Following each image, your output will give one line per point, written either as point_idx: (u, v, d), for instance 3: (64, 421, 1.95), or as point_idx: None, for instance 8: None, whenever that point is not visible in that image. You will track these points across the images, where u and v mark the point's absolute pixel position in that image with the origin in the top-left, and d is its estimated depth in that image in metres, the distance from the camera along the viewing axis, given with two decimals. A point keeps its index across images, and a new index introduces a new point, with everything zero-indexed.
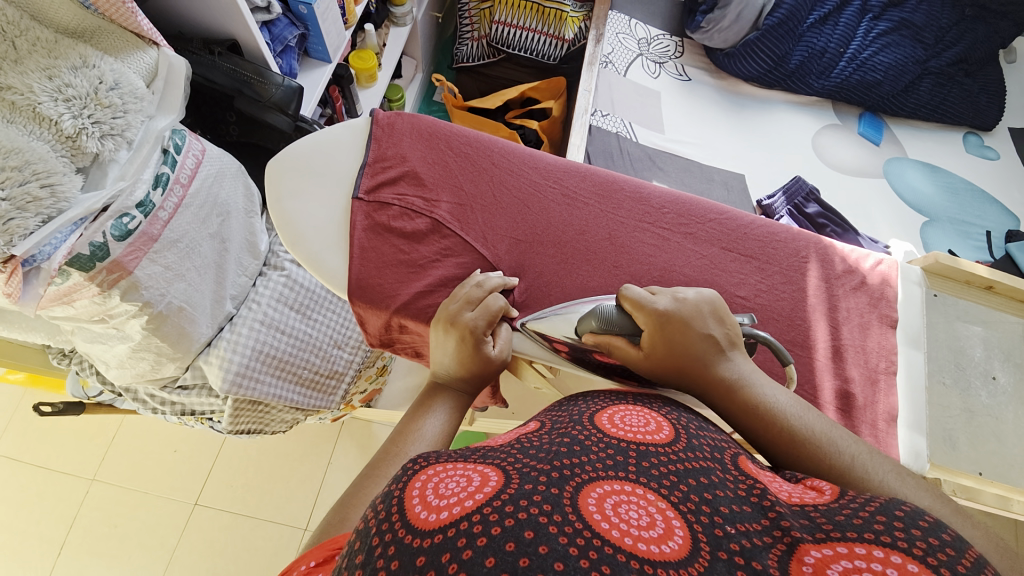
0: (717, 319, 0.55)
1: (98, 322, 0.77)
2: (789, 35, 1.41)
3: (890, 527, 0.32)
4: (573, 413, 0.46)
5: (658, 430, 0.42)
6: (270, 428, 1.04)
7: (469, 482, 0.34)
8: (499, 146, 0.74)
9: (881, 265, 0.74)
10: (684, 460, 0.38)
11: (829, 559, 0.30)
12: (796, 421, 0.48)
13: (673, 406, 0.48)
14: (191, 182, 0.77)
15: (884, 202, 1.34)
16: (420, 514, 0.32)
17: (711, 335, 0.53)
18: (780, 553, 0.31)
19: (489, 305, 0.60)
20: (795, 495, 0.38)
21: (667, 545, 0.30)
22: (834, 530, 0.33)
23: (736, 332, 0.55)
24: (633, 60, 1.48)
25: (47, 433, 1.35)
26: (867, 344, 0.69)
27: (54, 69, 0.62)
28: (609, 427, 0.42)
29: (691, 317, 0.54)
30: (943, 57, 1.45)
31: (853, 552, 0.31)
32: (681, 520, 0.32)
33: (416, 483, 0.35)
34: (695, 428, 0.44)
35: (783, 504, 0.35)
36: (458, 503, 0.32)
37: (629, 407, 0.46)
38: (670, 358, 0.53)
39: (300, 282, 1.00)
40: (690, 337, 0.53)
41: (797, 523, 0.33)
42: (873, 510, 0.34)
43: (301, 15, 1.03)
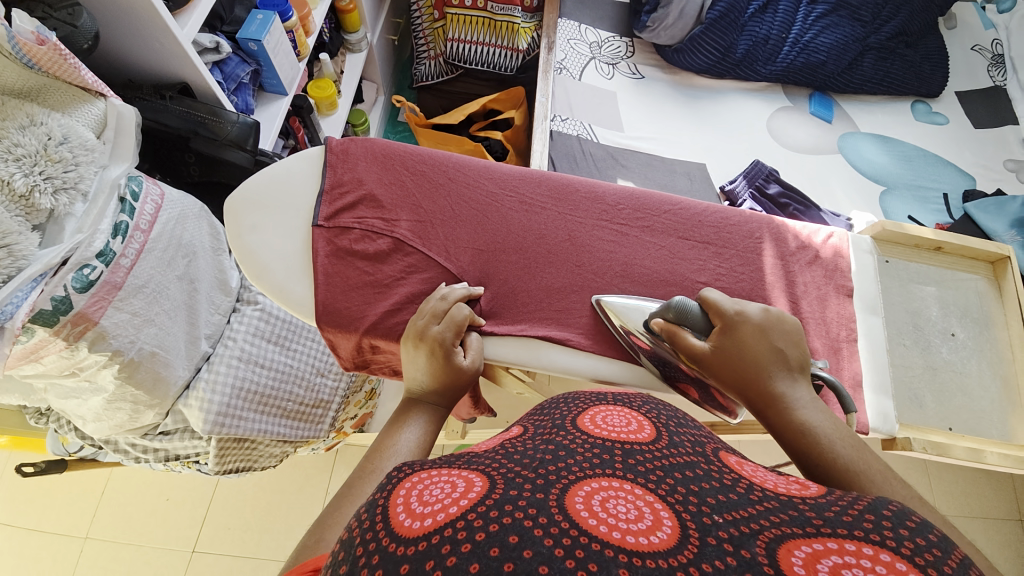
0: (795, 340, 0.58)
1: (69, 376, 0.76)
2: (731, 26, 1.46)
3: (879, 527, 0.31)
4: (555, 416, 0.46)
5: (639, 430, 0.43)
6: (259, 465, 1.03)
7: (453, 488, 0.35)
8: (454, 161, 0.76)
9: (832, 239, 0.77)
10: (669, 456, 0.39)
11: (821, 555, 0.29)
12: (846, 449, 0.47)
13: (651, 402, 0.49)
14: (152, 227, 0.77)
15: (841, 175, 1.39)
16: (404, 521, 0.32)
17: (783, 350, 0.56)
18: (768, 541, 0.31)
19: (455, 316, 0.61)
20: (781, 486, 0.39)
21: (656, 535, 0.31)
22: (825, 527, 0.32)
23: (806, 359, 0.57)
24: (587, 64, 1.51)
25: (33, 496, 1.32)
26: (826, 315, 0.72)
27: (1, 131, 0.61)
28: (593, 428, 0.43)
29: (768, 327, 0.57)
30: (882, 32, 1.50)
31: (844, 548, 0.30)
32: (669, 511, 0.33)
33: (400, 492, 0.35)
34: (675, 425, 0.45)
35: (771, 497, 0.36)
36: (442, 509, 0.32)
37: (610, 406, 0.47)
38: (738, 356, 0.56)
39: (275, 314, 1.00)
40: (763, 344, 0.56)
41: (787, 517, 0.33)
42: (861, 507, 0.33)
43: (252, 51, 1.05)
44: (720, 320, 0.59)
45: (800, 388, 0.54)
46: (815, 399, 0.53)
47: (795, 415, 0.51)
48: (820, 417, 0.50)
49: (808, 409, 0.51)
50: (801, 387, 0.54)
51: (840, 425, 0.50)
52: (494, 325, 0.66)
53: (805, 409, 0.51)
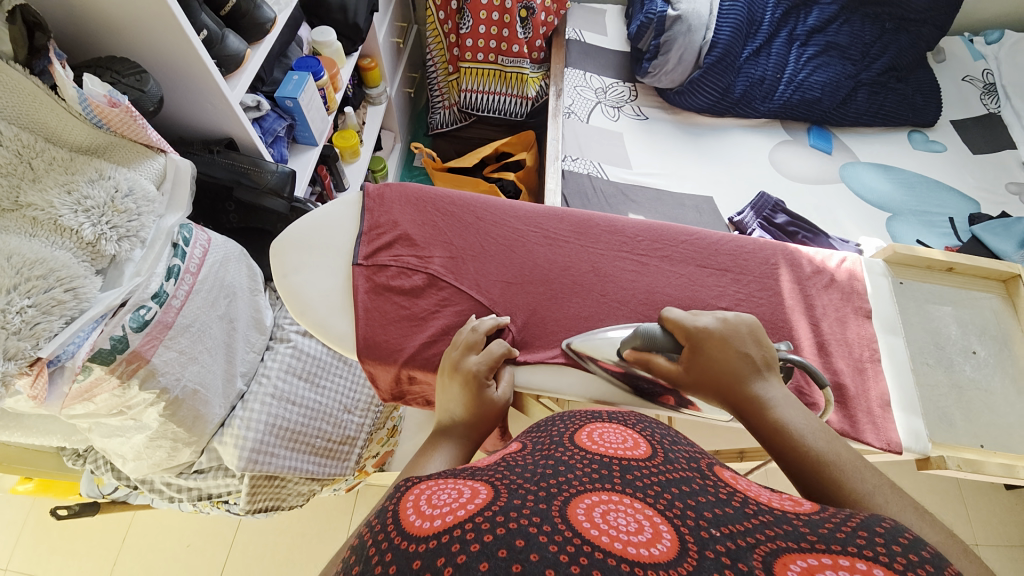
0: (756, 340, 0.62)
1: (116, 415, 0.79)
2: (729, 69, 1.55)
3: (872, 543, 0.33)
4: (553, 433, 0.49)
5: (635, 447, 0.46)
6: (286, 504, 1.04)
7: (460, 494, 0.37)
8: (481, 201, 0.81)
9: (847, 263, 0.80)
10: (665, 472, 0.42)
11: (815, 567, 0.31)
12: (821, 448, 0.53)
13: (645, 421, 0.52)
14: (200, 270, 0.82)
15: (847, 204, 1.43)
16: (414, 523, 0.35)
17: (751, 355, 0.60)
18: (765, 555, 0.32)
19: (491, 350, 0.65)
20: (775, 501, 0.41)
21: (656, 547, 0.33)
22: (820, 543, 0.34)
23: (774, 356, 0.62)
24: (594, 108, 1.61)
25: (56, 543, 1.31)
26: (848, 336, 0.74)
27: (72, 184, 0.67)
28: (590, 444, 0.46)
29: (730, 335, 0.61)
30: (872, 69, 1.59)
31: (837, 563, 0.31)
32: (667, 525, 0.35)
33: (409, 499, 0.38)
34: (670, 443, 0.48)
35: (766, 512, 0.38)
36: (450, 512, 0.35)
37: (606, 424, 0.50)
38: (711, 371, 0.60)
39: (306, 351, 1.04)
40: (730, 352, 0.60)
41: (781, 532, 0.35)
42: (854, 525, 0.35)
43: (288, 108, 1.14)
44: (687, 337, 0.62)
45: (771, 388, 0.59)
46: (788, 395, 0.59)
47: (771, 415, 0.56)
48: (794, 416, 0.56)
49: (783, 407, 0.57)
50: (773, 387, 0.59)
51: (813, 421, 0.56)
52: (527, 353, 0.70)
53: (780, 407, 0.57)
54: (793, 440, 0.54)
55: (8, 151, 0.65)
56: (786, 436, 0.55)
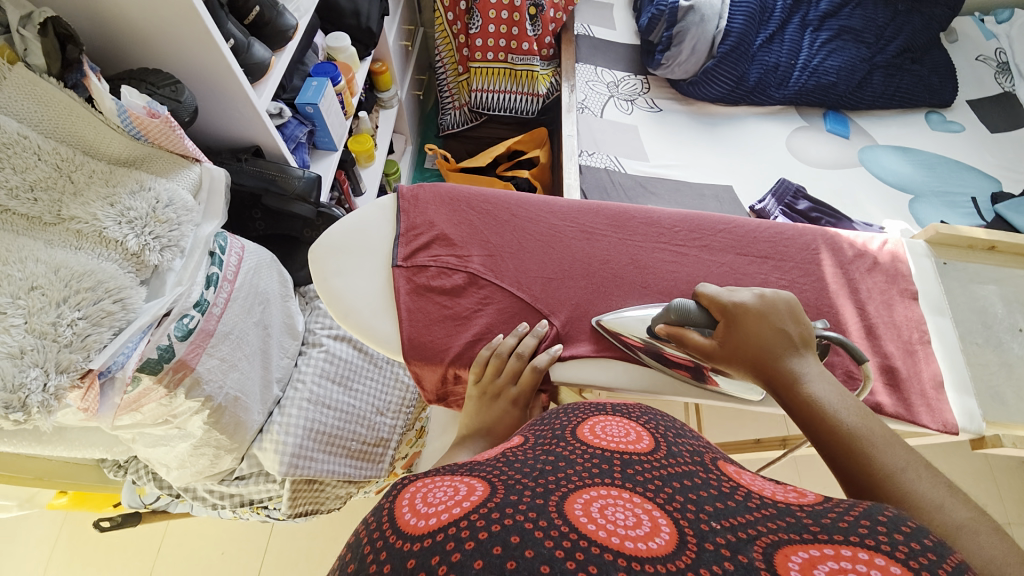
0: (794, 318, 0.60)
1: (161, 424, 0.79)
2: (742, 57, 1.54)
3: (874, 532, 0.33)
4: (556, 426, 0.49)
5: (638, 441, 0.46)
6: (325, 508, 1.04)
7: (456, 493, 0.37)
8: (515, 199, 0.81)
9: (887, 245, 0.79)
10: (667, 466, 0.42)
11: (817, 559, 0.31)
12: (853, 426, 0.51)
13: (651, 413, 0.52)
14: (236, 277, 0.82)
15: (869, 187, 1.42)
16: (410, 521, 0.35)
17: (789, 331, 0.59)
18: (766, 547, 0.32)
19: (532, 379, 0.66)
20: (779, 494, 0.40)
21: (654, 541, 0.33)
22: (821, 533, 0.34)
23: (811, 335, 0.60)
24: (607, 102, 1.60)
25: (95, 554, 1.32)
26: (895, 318, 0.73)
27: (114, 196, 0.66)
28: (591, 438, 0.46)
29: (768, 311, 0.60)
30: (888, 51, 1.57)
31: (841, 554, 0.31)
32: (667, 517, 0.35)
33: (405, 497, 0.38)
34: (673, 436, 0.48)
35: (769, 505, 0.38)
36: (445, 511, 0.35)
37: (609, 416, 0.50)
38: (745, 344, 0.59)
39: (339, 355, 1.04)
40: (768, 328, 0.59)
41: (784, 524, 0.35)
42: (858, 514, 0.35)
43: (308, 114, 1.14)
44: (724, 309, 0.62)
45: (807, 364, 0.57)
46: (823, 373, 0.57)
47: (802, 389, 0.55)
48: (829, 392, 0.54)
49: (817, 384, 0.55)
50: (810, 363, 0.58)
51: (847, 398, 0.54)
52: (569, 347, 0.70)
53: (813, 383, 0.55)
54: (822, 415, 0.53)
55: (48, 165, 0.64)
56: (816, 411, 0.54)
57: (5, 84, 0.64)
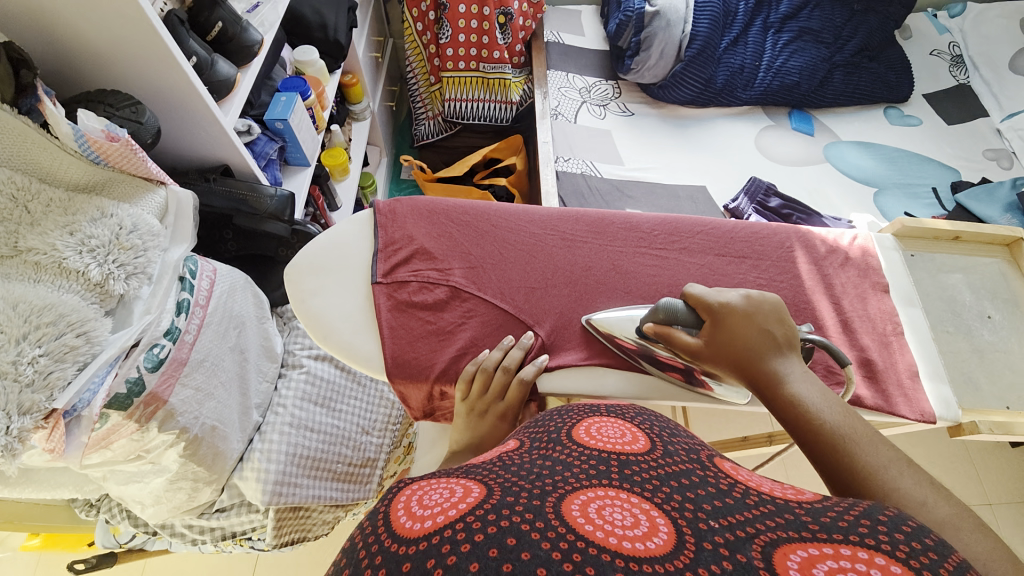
0: (779, 318, 0.61)
1: (133, 460, 0.76)
2: (709, 60, 1.58)
3: (873, 531, 0.33)
4: (552, 428, 0.48)
5: (635, 441, 0.45)
6: (312, 534, 1.01)
7: (452, 494, 0.37)
8: (494, 210, 0.81)
9: (858, 240, 0.82)
10: (665, 465, 0.42)
11: (816, 557, 0.31)
12: (836, 424, 0.51)
13: (646, 414, 0.52)
14: (209, 302, 0.79)
15: (835, 182, 1.47)
16: (405, 524, 0.34)
17: (770, 332, 0.59)
18: (764, 546, 0.32)
19: (518, 394, 0.66)
20: (778, 489, 0.41)
21: (653, 541, 0.32)
22: (821, 532, 0.34)
23: (795, 335, 0.61)
24: (580, 108, 1.62)
25: None
26: (870, 312, 0.76)
27: (74, 225, 0.63)
28: (588, 440, 0.45)
29: (754, 312, 0.61)
30: (846, 50, 1.63)
31: (839, 552, 0.31)
32: (664, 517, 0.35)
33: (399, 501, 0.37)
34: (669, 435, 0.47)
35: (766, 502, 0.38)
36: (441, 513, 0.34)
37: (604, 418, 0.50)
38: (729, 344, 0.60)
39: (320, 376, 1.01)
40: (753, 330, 0.60)
41: (782, 522, 0.35)
42: (855, 513, 0.35)
43: (278, 130, 1.12)
44: (709, 311, 0.62)
45: (791, 365, 0.58)
46: (807, 373, 0.58)
47: (785, 390, 0.55)
48: (812, 391, 0.55)
49: (800, 383, 0.56)
50: (793, 364, 0.58)
51: (830, 397, 0.54)
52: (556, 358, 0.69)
53: (795, 383, 0.56)
54: (805, 416, 0.53)
55: (3, 196, 0.61)
56: (799, 413, 0.54)
57: None
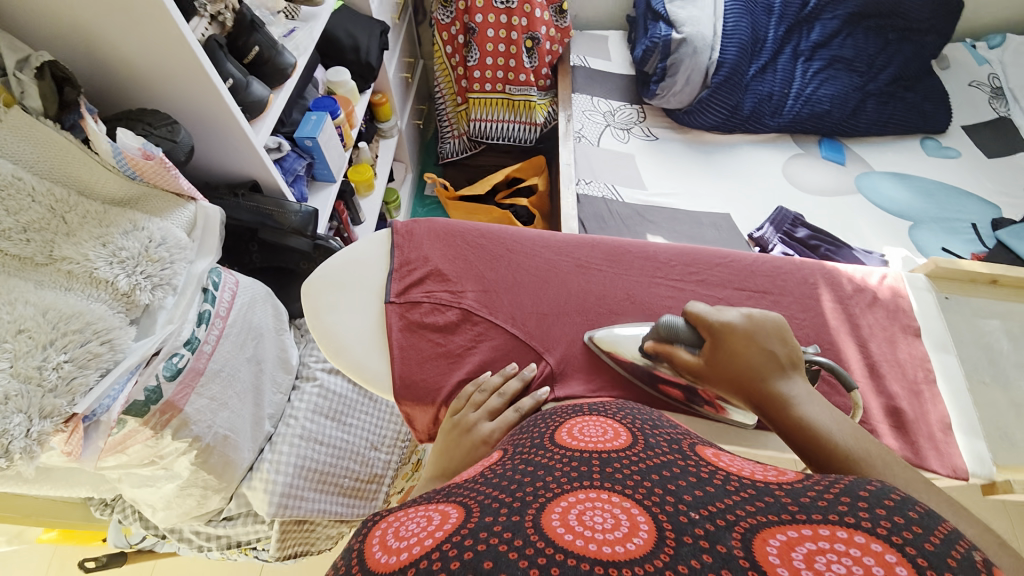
0: (781, 336, 0.58)
1: (147, 465, 0.77)
2: (737, 87, 1.56)
3: (854, 508, 0.33)
4: (534, 435, 0.52)
5: (615, 438, 0.48)
6: (315, 548, 1.02)
7: (429, 523, 0.37)
8: (510, 234, 0.81)
9: (887, 280, 0.79)
10: (645, 460, 0.43)
11: (795, 541, 0.32)
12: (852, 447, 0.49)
13: (626, 409, 0.57)
14: (230, 313, 0.81)
15: (867, 214, 1.42)
16: (379, 559, 0.34)
17: (773, 352, 0.57)
18: (744, 534, 0.33)
19: (507, 418, 0.62)
20: (758, 473, 0.41)
21: (632, 542, 0.33)
22: (800, 513, 0.34)
23: (798, 354, 0.58)
24: (603, 131, 1.62)
25: None
26: (899, 356, 0.72)
27: (107, 237, 0.66)
28: (570, 442, 0.48)
29: (754, 330, 0.58)
30: (879, 80, 1.59)
31: (818, 534, 0.32)
32: (645, 515, 0.35)
33: (375, 536, 0.38)
34: (649, 429, 0.50)
35: (748, 486, 0.38)
36: (416, 545, 0.34)
37: (588, 419, 0.54)
38: (733, 367, 0.57)
39: (333, 389, 1.02)
40: (754, 349, 0.57)
41: (761, 506, 0.35)
42: (837, 491, 0.35)
43: (307, 147, 1.16)
44: (708, 331, 0.60)
45: (796, 385, 0.55)
46: (812, 393, 0.55)
47: (795, 413, 0.53)
48: (821, 412, 0.52)
49: (809, 404, 0.53)
50: (797, 384, 0.55)
51: (840, 417, 0.52)
52: (562, 387, 0.68)
53: (804, 405, 0.53)
54: (820, 440, 0.50)
55: (42, 206, 0.64)
56: (815, 437, 0.51)
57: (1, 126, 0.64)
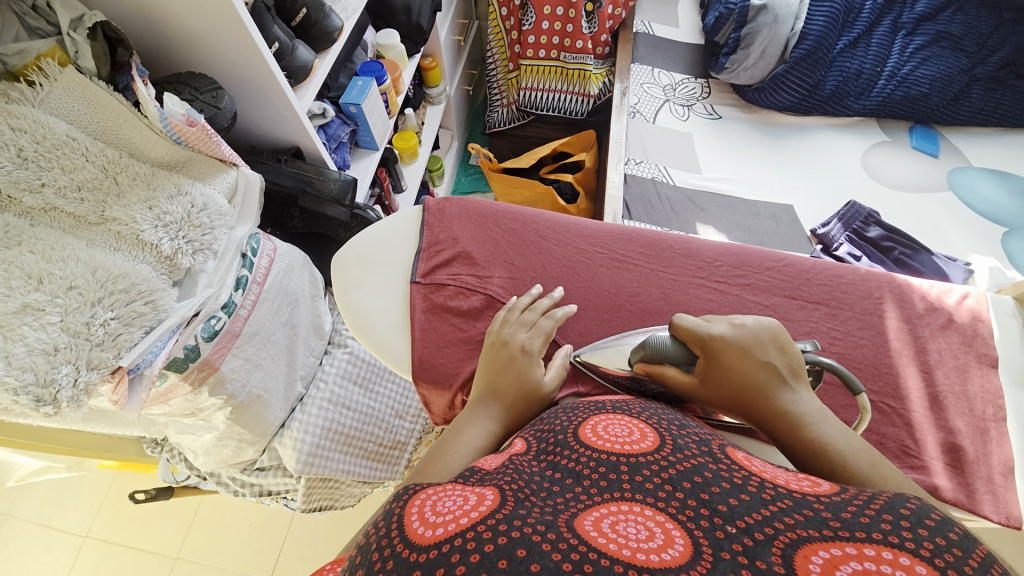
0: (779, 347, 0.54)
1: (188, 415, 0.83)
2: (819, 63, 1.39)
3: (896, 527, 0.30)
4: (557, 429, 0.48)
5: (642, 439, 0.43)
6: (339, 503, 1.08)
7: (465, 501, 0.36)
8: (544, 219, 0.77)
9: (968, 300, 0.69)
10: (677, 463, 0.39)
11: (838, 560, 0.29)
12: (868, 469, 0.46)
13: (651, 409, 0.52)
14: (266, 279, 0.83)
15: (956, 216, 1.25)
16: (417, 532, 0.34)
17: (774, 364, 0.52)
18: (785, 550, 0.30)
19: (543, 325, 0.64)
20: (792, 482, 0.38)
21: (668, 553, 0.30)
22: (842, 530, 0.31)
23: (800, 363, 0.54)
24: (661, 107, 1.51)
25: (127, 521, 1.34)
26: (968, 389, 0.64)
27: (153, 200, 0.69)
28: (595, 440, 0.44)
29: (750, 344, 0.53)
30: (989, 63, 1.36)
31: (863, 553, 0.29)
32: (680, 529, 0.33)
33: (413, 506, 0.37)
34: (678, 430, 0.45)
35: (784, 495, 0.35)
36: (454, 520, 0.33)
37: (611, 417, 0.49)
38: (732, 384, 0.52)
39: (362, 357, 1.05)
40: (751, 364, 0.52)
41: (801, 520, 0.32)
42: (877, 508, 0.32)
43: (351, 114, 1.15)
44: (698, 347, 0.55)
45: (804, 402, 0.51)
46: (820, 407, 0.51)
47: (806, 433, 0.49)
48: (832, 430, 0.48)
49: (820, 423, 0.49)
50: (804, 398, 0.51)
51: (851, 435, 0.49)
52: (580, 385, 0.65)
53: (816, 424, 0.49)
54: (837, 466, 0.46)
55: (95, 166, 0.67)
56: (829, 459, 0.47)
57: (55, 86, 0.66)
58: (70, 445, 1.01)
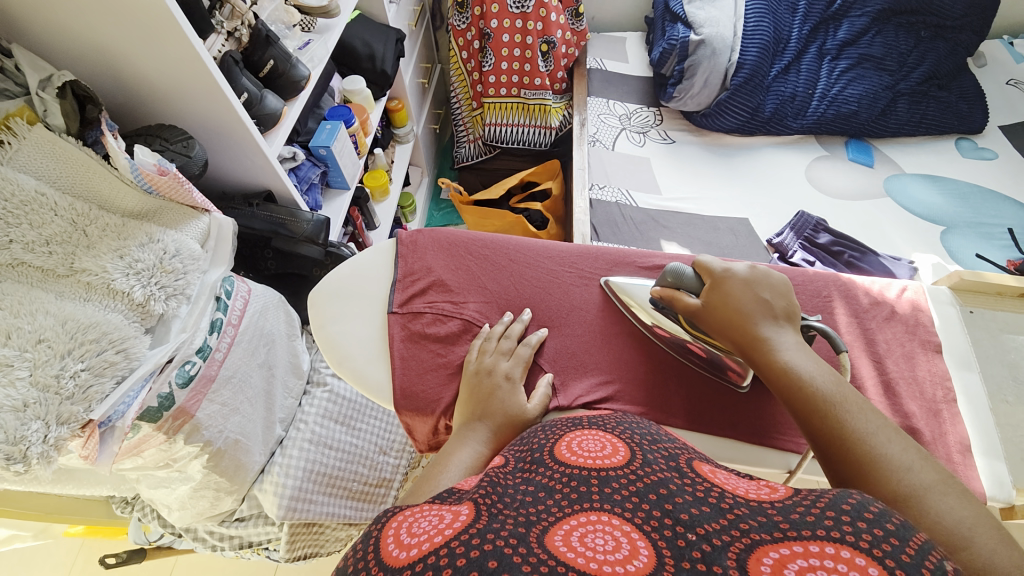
0: (782, 293, 0.61)
1: (162, 467, 0.81)
2: (758, 88, 1.51)
3: (838, 522, 0.33)
4: (535, 446, 0.48)
5: (614, 453, 0.44)
6: (324, 550, 1.04)
7: (441, 520, 0.37)
8: (513, 243, 0.81)
9: (907, 293, 0.75)
10: (644, 477, 0.40)
11: (787, 558, 0.31)
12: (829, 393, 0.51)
13: (625, 423, 0.52)
14: (241, 320, 0.84)
15: (896, 219, 1.35)
16: (392, 552, 0.34)
17: (769, 301, 0.59)
18: (739, 553, 0.32)
19: (522, 354, 0.68)
20: (751, 492, 0.39)
21: (633, 564, 0.32)
22: (789, 529, 0.33)
23: (795, 310, 0.60)
24: (619, 134, 1.60)
25: None
26: (918, 374, 0.69)
27: (124, 249, 0.69)
28: (570, 456, 0.45)
29: (754, 279, 0.61)
30: (911, 79, 1.52)
31: (808, 549, 0.31)
32: (645, 540, 0.34)
33: (390, 528, 0.37)
34: (649, 444, 0.47)
35: (741, 504, 0.37)
36: (427, 540, 0.34)
37: (587, 431, 0.49)
38: (724, 309, 0.60)
39: (342, 395, 1.05)
40: (747, 295, 0.60)
41: (755, 524, 0.34)
42: (822, 506, 0.35)
43: (321, 156, 1.18)
44: (710, 279, 0.64)
45: (785, 335, 0.57)
46: (801, 344, 0.57)
47: (777, 357, 0.55)
48: (806, 359, 0.54)
49: (793, 352, 0.55)
50: (787, 334, 0.57)
51: (822, 366, 0.54)
52: (561, 397, 0.67)
53: (788, 351, 0.55)
54: (797, 385, 0.52)
55: (64, 220, 0.67)
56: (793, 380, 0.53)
57: (24, 143, 0.67)
58: (33, 512, 0.96)
